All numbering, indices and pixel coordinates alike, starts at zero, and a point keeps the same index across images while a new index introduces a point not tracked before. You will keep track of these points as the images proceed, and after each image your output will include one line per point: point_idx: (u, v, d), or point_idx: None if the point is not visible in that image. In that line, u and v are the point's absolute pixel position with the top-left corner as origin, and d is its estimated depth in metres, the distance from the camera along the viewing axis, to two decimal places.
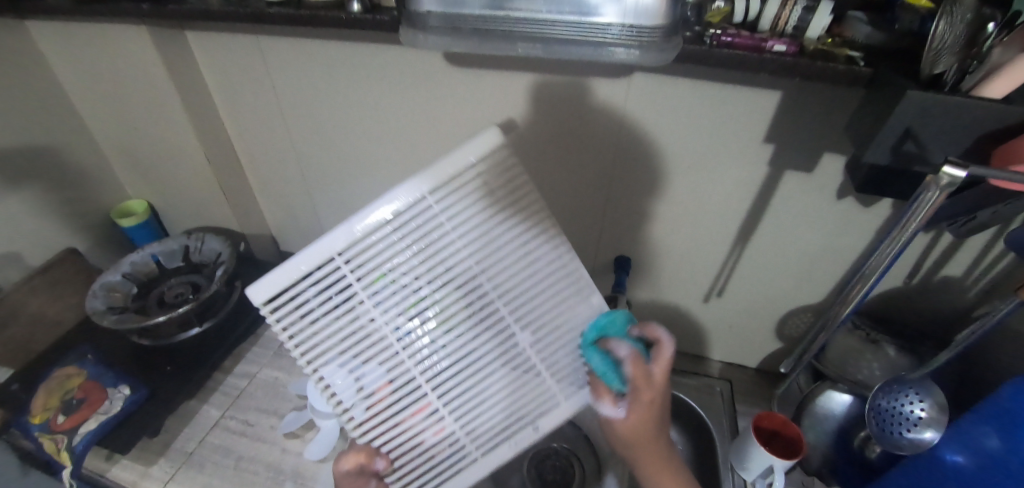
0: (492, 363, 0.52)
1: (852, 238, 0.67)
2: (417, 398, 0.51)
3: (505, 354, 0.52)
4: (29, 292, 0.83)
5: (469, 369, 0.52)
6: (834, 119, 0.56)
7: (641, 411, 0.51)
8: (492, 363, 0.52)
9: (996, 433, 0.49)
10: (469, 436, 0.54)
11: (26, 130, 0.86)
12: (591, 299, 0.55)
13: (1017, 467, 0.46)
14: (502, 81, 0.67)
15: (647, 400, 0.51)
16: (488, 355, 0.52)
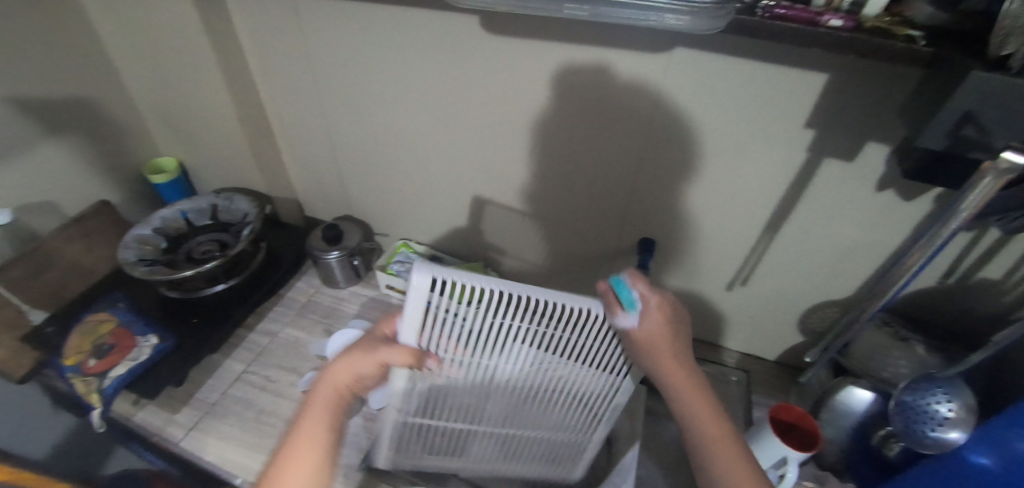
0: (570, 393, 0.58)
1: (887, 233, 0.66)
2: (512, 414, 0.60)
3: (580, 389, 0.58)
4: (65, 240, 0.85)
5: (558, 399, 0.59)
6: (882, 105, 0.54)
7: (656, 317, 0.49)
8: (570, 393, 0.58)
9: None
10: (563, 433, 0.64)
11: (64, 81, 0.87)
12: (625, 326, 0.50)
13: None
14: (539, 51, 0.66)
15: (659, 306, 0.49)
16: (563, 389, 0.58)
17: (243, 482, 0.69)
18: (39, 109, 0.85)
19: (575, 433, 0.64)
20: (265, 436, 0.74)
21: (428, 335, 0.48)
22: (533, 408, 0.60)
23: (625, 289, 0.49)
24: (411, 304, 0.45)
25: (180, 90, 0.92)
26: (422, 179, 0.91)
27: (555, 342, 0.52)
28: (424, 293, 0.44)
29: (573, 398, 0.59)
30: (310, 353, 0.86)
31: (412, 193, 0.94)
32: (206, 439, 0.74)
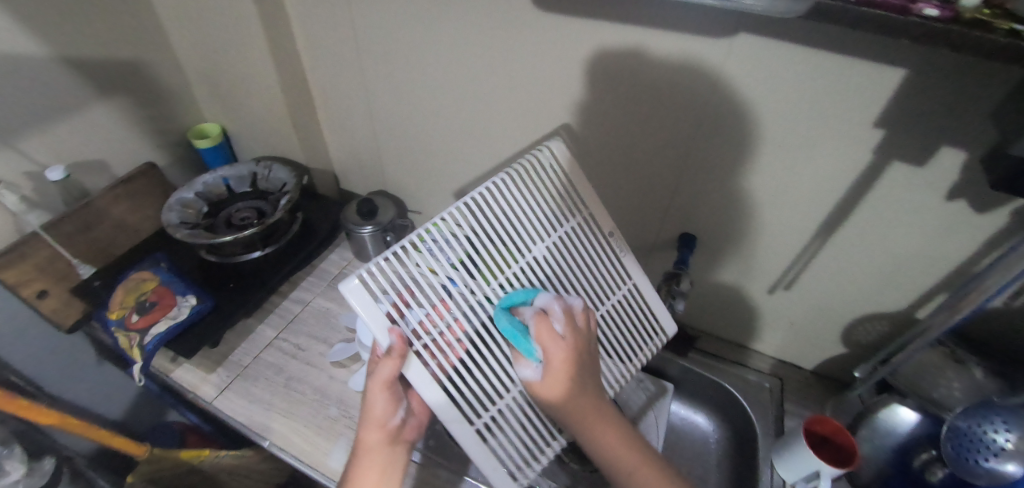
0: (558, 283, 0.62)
1: (954, 245, 0.61)
2: None
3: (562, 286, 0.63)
4: (113, 199, 0.88)
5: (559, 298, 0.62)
6: (967, 105, 0.50)
7: (559, 359, 0.52)
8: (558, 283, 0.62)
9: None
10: (601, 311, 0.65)
11: (117, 42, 0.89)
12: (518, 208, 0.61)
13: None
14: (590, 31, 0.63)
15: (562, 356, 0.52)
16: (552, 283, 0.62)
17: (271, 446, 0.71)
18: (94, 68, 0.87)
19: (617, 295, 0.67)
20: (294, 402, 0.76)
21: (405, 309, 0.53)
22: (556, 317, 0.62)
23: (525, 341, 0.53)
24: (366, 318, 0.50)
25: (226, 57, 0.92)
26: (459, 158, 0.90)
27: (508, 230, 0.59)
28: (363, 291, 0.50)
29: (578, 274, 0.64)
30: (339, 324, 0.87)
31: (448, 171, 0.93)
32: (237, 401, 0.76)
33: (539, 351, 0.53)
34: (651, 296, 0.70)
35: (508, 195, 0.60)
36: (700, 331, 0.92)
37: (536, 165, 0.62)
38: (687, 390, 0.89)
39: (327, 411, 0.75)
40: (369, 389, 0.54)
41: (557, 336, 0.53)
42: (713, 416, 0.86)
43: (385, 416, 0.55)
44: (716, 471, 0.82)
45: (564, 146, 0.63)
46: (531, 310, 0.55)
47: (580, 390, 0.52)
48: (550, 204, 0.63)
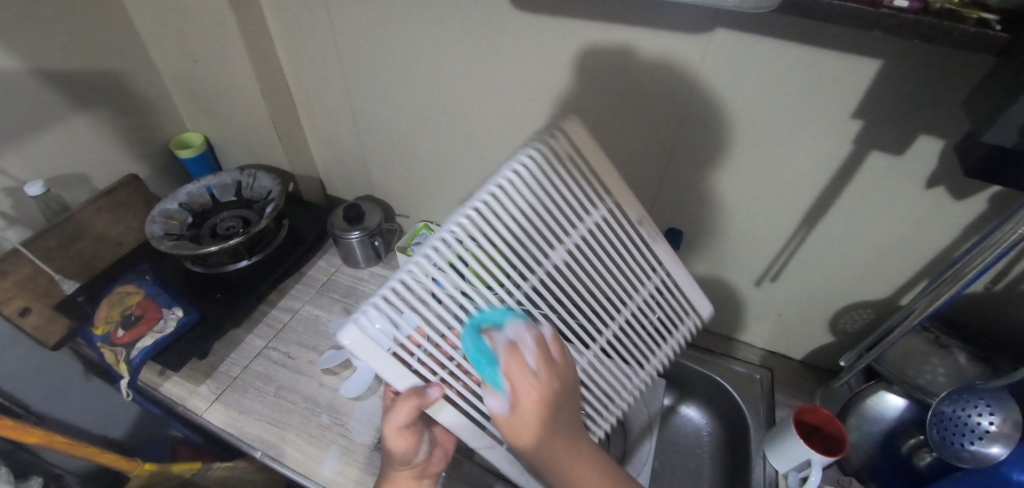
0: (583, 281, 0.57)
1: (934, 232, 0.62)
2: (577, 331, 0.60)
3: (587, 286, 0.58)
4: (95, 212, 0.87)
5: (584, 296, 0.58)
6: (941, 93, 0.50)
7: (530, 400, 0.47)
8: (583, 280, 0.57)
9: None
10: (627, 298, 0.63)
11: (94, 53, 0.87)
12: (529, 206, 0.51)
13: None
14: (568, 31, 0.63)
15: (536, 392, 0.47)
16: (575, 282, 0.57)
17: (262, 455, 0.71)
18: (70, 80, 0.85)
19: (652, 283, 0.64)
20: (284, 411, 0.75)
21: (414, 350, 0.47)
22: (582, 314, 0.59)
23: (492, 369, 0.48)
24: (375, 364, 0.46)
25: (205, 66, 0.91)
26: (444, 161, 0.89)
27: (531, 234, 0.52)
28: (367, 340, 0.44)
29: (607, 270, 0.59)
30: (329, 331, 0.87)
31: (434, 174, 0.93)
32: (227, 412, 0.75)
33: (507, 385, 0.47)
34: (688, 279, 0.66)
35: (530, 191, 0.51)
36: None
37: (551, 152, 0.52)
38: (678, 385, 0.89)
39: (318, 419, 0.74)
40: (386, 437, 0.52)
41: (530, 370, 0.48)
42: (705, 409, 0.87)
43: (407, 458, 0.54)
44: (709, 464, 0.83)
45: (579, 124, 0.52)
46: (502, 338, 0.49)
47: (549, 428, 0.48)
48: (572, 197, 0.53)
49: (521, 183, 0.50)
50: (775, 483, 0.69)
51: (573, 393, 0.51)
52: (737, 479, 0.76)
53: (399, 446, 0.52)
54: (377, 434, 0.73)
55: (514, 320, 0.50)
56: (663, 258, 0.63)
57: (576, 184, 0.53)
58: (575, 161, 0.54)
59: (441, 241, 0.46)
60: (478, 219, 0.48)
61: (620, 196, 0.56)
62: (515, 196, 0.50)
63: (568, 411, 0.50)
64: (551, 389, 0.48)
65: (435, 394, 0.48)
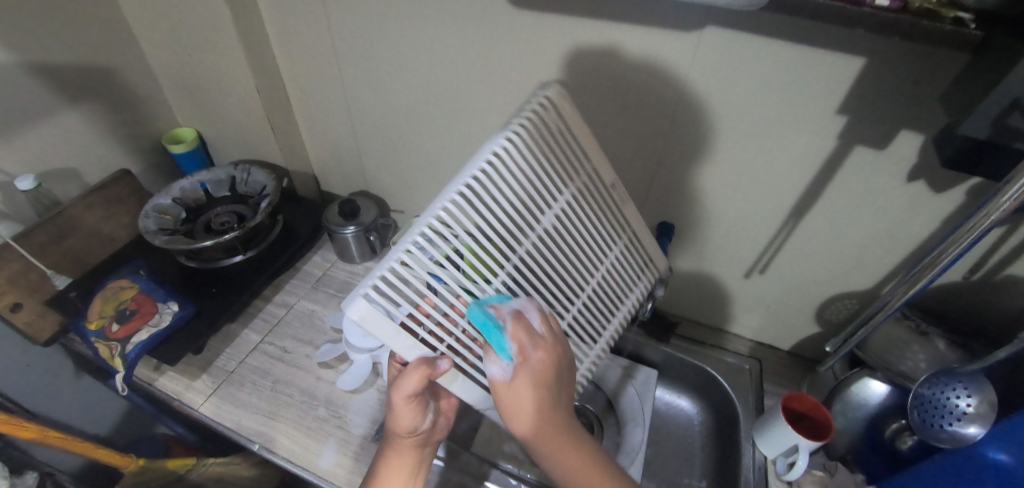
0: (564, 251, 0.60)
1: (915, 224, 0.64)
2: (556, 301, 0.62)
3: (569, 254, 0.60)
4: (87, 207, 0.86)
5: (566, 265, 0.61)
6: (922, 90, 0.52)
7: (535, 364, 0.50)
8: (564, 250, 0.60)
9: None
10: (604, 265, 0.66)
11: (85, 47, 0.87)
12: (518, 176, 0.52)
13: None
14: (563, 29, 0.65)
15: (539, 357, 0.50)
16: (558, 252, 0.59)
17: (260, 448, 0.71)
18: (61, 75, 0.85)
19: (613, 254, 0.66)
20: (282, 405, 0.76)
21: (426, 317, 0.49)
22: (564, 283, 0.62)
23: (498, 332, 0.49)
24: (385, 339, 0.47)
25: (198, 61, 0.91)
26: (440, 157, 0.90)
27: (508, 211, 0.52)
28: (375, 311, 0.45)
29: (575, 246, 0.61)
30: (325, 326, 0.87)
31: (430, 169, 0.93)
32: (224, 406, 0.75)
33: (512, 348, 0.50)
34: (649, 243, 0.70)
35: (511, 167, 0.51)
36: (681, 318, 0.94)
37: (533, 126, 0.52)
38: (670, 376, 0.91)
39: (316, 412, 0.75)
40: (393, 402, 0.54)
41: (533, 337, 0.51)
42: (696, 399, 0.89)
43: (412, 425, 0.56)
44: (701, 452, 0.85)
45: (561, 91, 0.53)
46: (508, 308, 0.51)
47: (548, 392, 0.50)
48: (548, 171, 0.55)
49: (515, 155, 0.50)
50: (764, 469, 0.72)
51: (571, 364, 0.54)
52: (728, 465, 0.78)
53: (404, 412, 0.54)
54: (375, 425, 0.73)
55: (516, 300, 0.53)
56: (631, 222, 0.66)
57: (552, 156, 0.54)
58: (559, 133, 0.55)
59: (424, 230, 0.46)
60: (475, 190, 0.49)
61: (598, 164, 0.59)
62: (506, 166, 0.50)
63: (565, 382, 0.52)
64: (550, 356, 0.51)
65: (445, 366, 0.51)
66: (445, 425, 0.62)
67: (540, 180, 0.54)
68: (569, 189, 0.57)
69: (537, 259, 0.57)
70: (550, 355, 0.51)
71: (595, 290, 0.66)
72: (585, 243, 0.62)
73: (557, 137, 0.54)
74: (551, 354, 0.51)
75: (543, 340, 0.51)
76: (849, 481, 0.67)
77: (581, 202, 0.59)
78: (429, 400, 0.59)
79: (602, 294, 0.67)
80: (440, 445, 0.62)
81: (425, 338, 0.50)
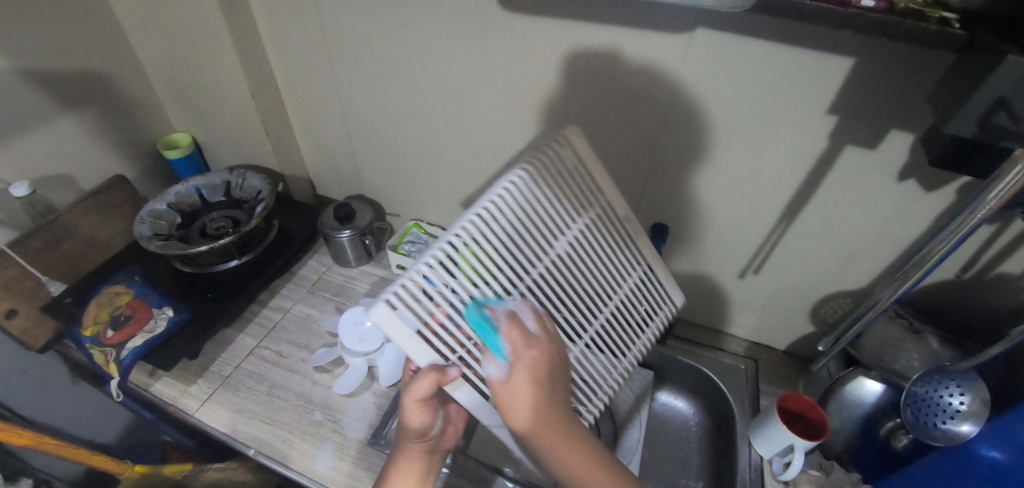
0: (579, 279, 0.61)
1: (906, 223, 0.64)
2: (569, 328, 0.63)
3: (582, 280, 0.62)
4: (81, 213, 0.86)
5: (579, 292, 0.62)
6: (909, 89, 0.53)
7: (529, 362, 0.49)
8: (579, 278, 0.61)
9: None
10: (619, 296, 0.66)
11: (79, 54, 0.87)
12: (532, 206, 0.56)
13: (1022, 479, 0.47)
14: (554, 32, 0.65)
15: (534, 354, 0.49)
16: (572, 279, 0.61)
17: (256, 453, 0.71)
18: (55, 81, 0.85)
19: (630, 281, 0.67)
20: (278, 409, 0.76)
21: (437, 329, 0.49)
22: (579, 309, 0.63)
23: (493, 333, 0.50)
24: (403, 343, 0.47)
25: (193, 66, 0.91)
26: (434, 160, 0.91)
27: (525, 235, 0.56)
28: (397, 316, 0.46)
29: (592, 271, 0.63)
30: (321, 330, 0.87)
31: (424, 172, 0.94)
32: (220, 410, 0.75)
33: (506, 348, 0.50)
34: (665, 275, 0.70)
35: (528, 192, 0.55)
36: (677, 319, 0.94)
37: (549, 157, 0.56)
38: (666, 377, 0.91)
39: (311, 416, 0.75)
40: (404, 410, 0.53)
41: (525, 337, 0.50)
42: (693, 400, 0.89)
43: (423, 430, 0.55)
44: (698, 453, 0.85)
45: (580, 130, 0.58)
46: (502, 309, 0.52)
47: (546, 388, 0.49)
48: (564, 200, 0.58)
49: (529, 183, 0.55)
50: (760, 470, 0.72)
51: (565, 362, 0.53)
52: (725, 466, 0.78)
53: (416, 418, 0.53)
54: (372, 429, 0.73)
55: (512, 302, 0.54)
56: (645, 254, 0.67)
57: (569, 186, 0.58)
58: (578, 169, 0.59)
59: (448, 246, 0.49)
60: (494, 212, 0.53)
61: (610, 195, 0.61)
62: (522, 193, 0.54)
63: (562, 381, 0.51)
64: (544, 351, 0.50)
65: (454, 373, 0.50)
66: (450, 437, 0.62)
67: (551, 209, 0.57)
68: (579, 219, 0.61)
69: (549, 285, 0.59)
70: (542, 352, 0.50)
71: (612, 323, 0.66)
72: (599, 272, 0.63)
73: (571, 172, 0.58)
74: (544, 351, 0.50)
75: (535, 338, 0.51)
76: (845, 481, 0.67)
77: (592, 231, 0.62)
78: (438, 408, 0.59)
79: (618, 328, 0.68)
80: (448, 452, 0.63)
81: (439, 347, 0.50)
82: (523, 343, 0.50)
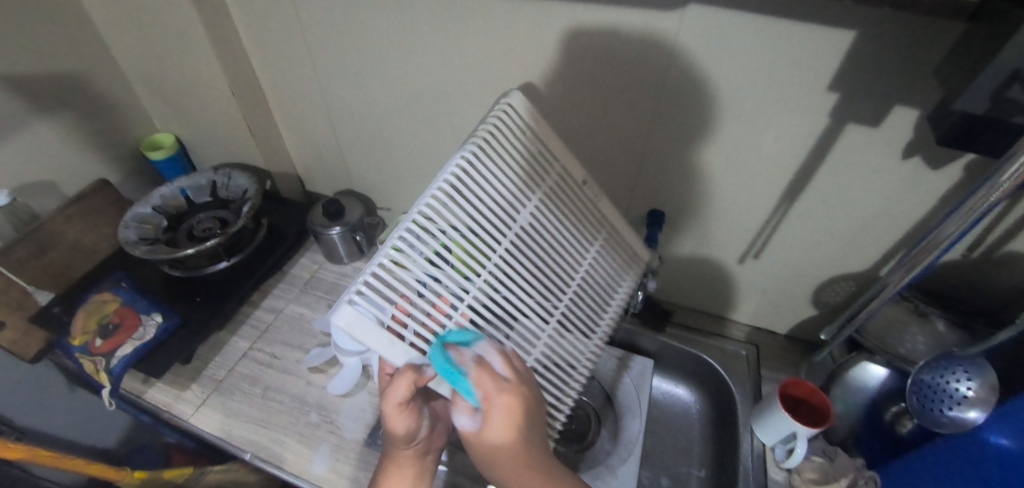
0: (544, 253, 0.60)
1: (912, 202, 0.62)
2: (544, 307, 0.60)
3: (550, 254, 0.60)
4: (66, 220, 0.84)
5: (547, 267, 0.60)
6: (915, 61, 0.50)
7: (504, 418, 0.46)
8: (543, 252, 0.60)
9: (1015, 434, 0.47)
10: (587, 266, 0.65)
11: (53, 54, 0.84)
12: (487, 183, 0.54)
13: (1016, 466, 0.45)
14: (539, 15, 0.62)
15: (506, 402, 0.46)
16: (537, 253, 0.59)
17: (252, 457, 0.70)
18: (29, 84, 0.82)
19: (591, 254, 0.65)
20: (273, 412, 0.75)
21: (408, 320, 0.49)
22: (550, 286, 0.61)
23: (462, 382, 0.46)
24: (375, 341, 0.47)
25: (171, 63, 0.88)
26: (423, 153, 0.88)
27: (484, 211, 0.54)
28: (362, 316, 0.46)
29: (557, 244, 0.61)
30: (314, 329, 0.86)
31: (413, 164, 0.91)
32: (214, 415, 0.75)
33: (479, 393, 0.47)
34: (627, 237, 0.69)
35: (480, 169, 0.54)
36: (676, 305, 0.93)
37: (500, 132, 0.56)
38: (666, 365, 0.89)
39: (306, 418, 0.74)
40: (387, 415, 0.53)
41: (496, 380, 0.47)
42: (693, 387, 0.88)
43: (410, 434, 0.55)
44: (699, 440, 0.84)
45: (525, 100, 0.57)
46: (471, 354, 0.48)
47: (522, 443, 0.46)
48: (517, 173, 0.56)
49: (477, 159, 0.53)
50: (763, 457, 0.71)
51: (539, 404, 0.50)
52: (727, 453, 0.77)
53: (401, 422, 0.53)
54: (368, 429, 0.73)
55: (478, 344, 0.50)
56: (608, 217, 0.67)
57: (523, 163, 0.57)
58: (535, 148, 0.59)
59: (410, 229, 0.49)
60: (449, 193, 0.51)
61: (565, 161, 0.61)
62: (472, 171, 0.53)
63: (540, 426, 0.49)
64: (517, 401, 0.47)
65: (433, 373, 0.50)
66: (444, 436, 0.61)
67: (507, 184, 0.56)
68: (540, 191, 0.59)
69: (519, 262, 0.57)
70: (514, 398, 0.47)
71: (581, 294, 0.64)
72: (564, 243, 0.62)
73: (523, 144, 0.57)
74: (517, 399, 0.47)
75: (506, 384, 0.47)
76: (850, 468, 0.65)
77: (553, 201, 0.60)
78: (423, 406, 0.58)
79: (590, 299, 0.66)
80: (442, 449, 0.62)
81: (414, 342, 0.49)
82: (491, 392, 0.46)
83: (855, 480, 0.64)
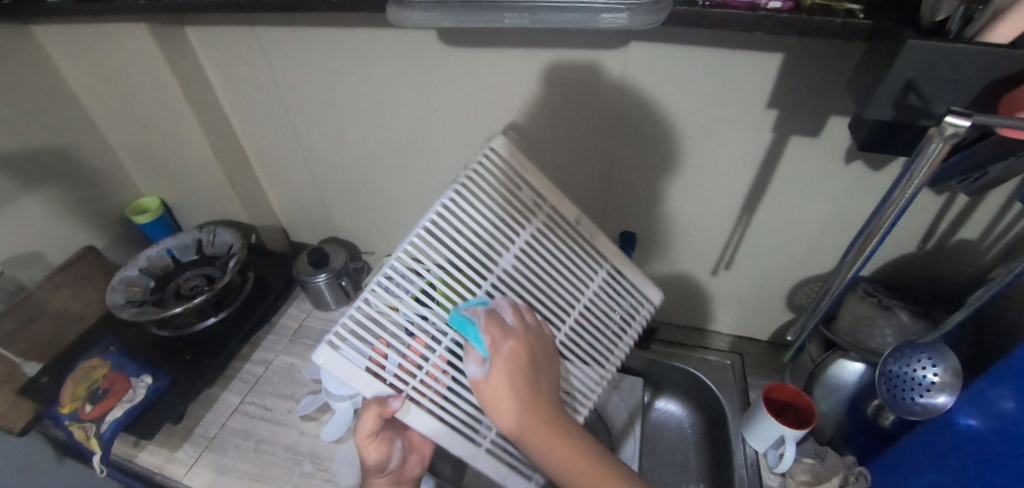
0: (532, 287, 0.61)
1: (861, 203, 0.66)
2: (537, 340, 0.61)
3: (539, 289, 0.62)
4: (53, 288, 0.86)
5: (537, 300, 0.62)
6: (838, 76, 0.55)
7: (509, 355, 0.49)
8: (532, 286, 0.61)
9: (980, 415, 0.48)
10: (582, 297, 0.65)
11: (39, 131, 0.88)
12: (469, 225, 0.56)
13: (994, 450, 0.46)
14: (498, 61, 0.67)
15: (511, 346, 0.49)
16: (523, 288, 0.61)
17: None
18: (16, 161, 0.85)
19: (586, 284, 0.65)
20: (266, 465, 0.75)
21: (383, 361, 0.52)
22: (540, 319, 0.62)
23: (472, 330, 0.50)
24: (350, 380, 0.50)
25: (155, 131, 0.92)
26: (402, 196, 0.92)
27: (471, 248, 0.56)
28: (341, 359, 0.49)
29: (550, 276, 0.62)
30: (305, 378, 0.87)
31: (393, 207, 0.95)
32: (207, 473, 0.74)
33: (486, 341, 0.50)
34: (635, 274, 0.68)
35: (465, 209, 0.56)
36: (660, 322, 0.95)
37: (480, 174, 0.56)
38: (656, 382, 0.90)
39: (301, 468, 0.74)
40: (359, 445, 0.58)
41: (505, 329, 0.51)
42: (684, 402, 0.89)
43: (381, 464, 0.59)
44: (695, 455, 0.84)
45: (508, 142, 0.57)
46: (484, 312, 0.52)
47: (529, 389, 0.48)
48: (501, 213, 0.58)
49: (460, 199, 0.56)
50: (756, 465, 0.72)
51: (545, 353, 0.52)
52: (722, 464, 0.78)
53: (372, 452, 0.58)
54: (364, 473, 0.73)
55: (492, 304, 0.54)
56: (604, 253, 0.66)
57: (506, 200, 0.59)
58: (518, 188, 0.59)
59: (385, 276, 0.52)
60: (430, 237, 0.54)
61: (552, 201, 0.61)
62: (456, 212, 0.56)
63: (547, 373, 0.51)
64: (523, 344, 0.50)
65: (396, 404, 0.52)
66: (418, 470, 0.64)
67: (490, 223, 0.58)
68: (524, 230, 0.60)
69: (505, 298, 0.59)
70: (517, 344, 0.50)
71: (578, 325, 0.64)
72: (555, 276, 0.63)
73: (506, 184, 0.58)
74: (520, 343, 0.50)
75: (510, 327, 0.51)
76: (840, 467, 0.67)
77: (538, 237, 0.61)
78: (397, 437, 0.62)
79: (589, 326, 0.66)
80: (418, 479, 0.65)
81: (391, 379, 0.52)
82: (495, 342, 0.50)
83: (846, 478, 0.66)
